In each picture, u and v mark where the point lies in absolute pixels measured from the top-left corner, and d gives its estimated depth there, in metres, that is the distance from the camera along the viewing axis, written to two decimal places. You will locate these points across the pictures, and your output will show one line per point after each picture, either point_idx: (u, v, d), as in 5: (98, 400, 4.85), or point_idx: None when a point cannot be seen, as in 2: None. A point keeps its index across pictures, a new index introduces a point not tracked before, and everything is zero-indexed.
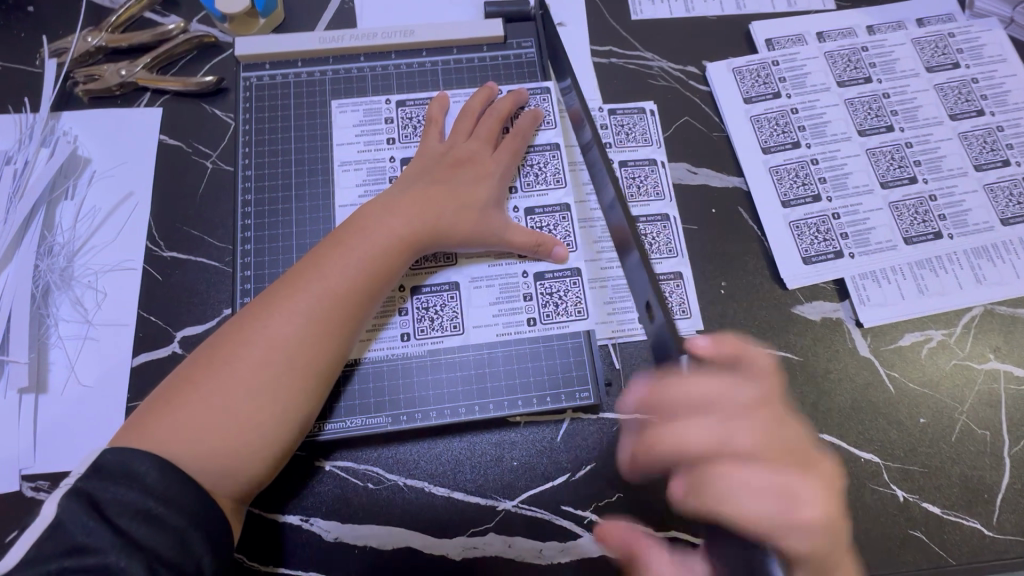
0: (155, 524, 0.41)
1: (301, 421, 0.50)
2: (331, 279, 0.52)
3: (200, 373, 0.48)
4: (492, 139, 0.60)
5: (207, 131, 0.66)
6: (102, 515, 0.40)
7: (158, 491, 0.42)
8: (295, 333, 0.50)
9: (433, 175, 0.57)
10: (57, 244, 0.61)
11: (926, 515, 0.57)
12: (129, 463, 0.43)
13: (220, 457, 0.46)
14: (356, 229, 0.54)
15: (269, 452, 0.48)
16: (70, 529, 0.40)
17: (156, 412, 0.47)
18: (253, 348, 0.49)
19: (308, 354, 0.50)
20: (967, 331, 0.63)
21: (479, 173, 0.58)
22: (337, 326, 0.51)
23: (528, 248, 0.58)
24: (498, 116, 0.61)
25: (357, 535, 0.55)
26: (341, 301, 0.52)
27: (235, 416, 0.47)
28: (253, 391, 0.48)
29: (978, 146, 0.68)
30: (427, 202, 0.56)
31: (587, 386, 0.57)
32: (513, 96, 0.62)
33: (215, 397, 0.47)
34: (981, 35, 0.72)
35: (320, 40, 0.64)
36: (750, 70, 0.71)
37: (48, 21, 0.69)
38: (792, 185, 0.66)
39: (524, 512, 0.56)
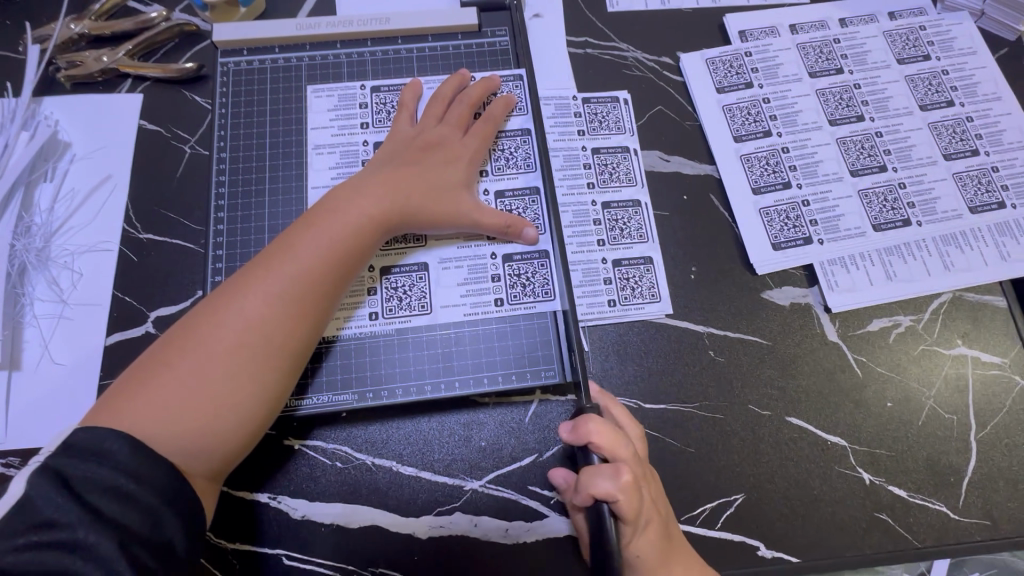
0: (126, 502, 0.41)
1: (275, 400, 0.51)
2: (304, 259, 0.52)
3: (172, 353, 0.48)
4: (463, 124, 0.61)
5: (185, 116, 0.67)
6: (71, 491, 0.40)
7: (129, 469, 0.42)
8: (269, 313, 0.50)
9: (405, 157, 0.58)
10: (35, 224, 0.62)
11: (892, 498, 0.57)
12: (100, 441, 0.42)
13: (194, 437, 0.46)
14: (328, 210, 0.55)
15: (243, 431, 0.49)
16: (36, 504, 0.40)
17: (127, 393, 0.46)
18: (226, 328, 0.49)
19: (282, 334, 0.50)
20: (935, 317, 0.63)
21: (450, 157, 0.59)
22: (311, 306, 0.52)
23: (499, 229, 0.58)
24: (469, 102, 0.62)
25: (325, 513, 0.55)
26: (314, 282, 0.52)
27: (207, 396, 0.47)
28: (226, 371, 0.48)
29: (947, 136, 0.69)
30: (400, 184, 0.56)
31: (553, 365, 0.58)
32: (485, 82, 0.63)
33: (189, 378, 0.47)
34: (951, 28, 0.73)
35: (298, 27, 0.65)
36: (724, 61, 0.72)
37: (32, 9, 0.70)
38: (762, 172, 0.67)
39: (490, 492, 0.56)
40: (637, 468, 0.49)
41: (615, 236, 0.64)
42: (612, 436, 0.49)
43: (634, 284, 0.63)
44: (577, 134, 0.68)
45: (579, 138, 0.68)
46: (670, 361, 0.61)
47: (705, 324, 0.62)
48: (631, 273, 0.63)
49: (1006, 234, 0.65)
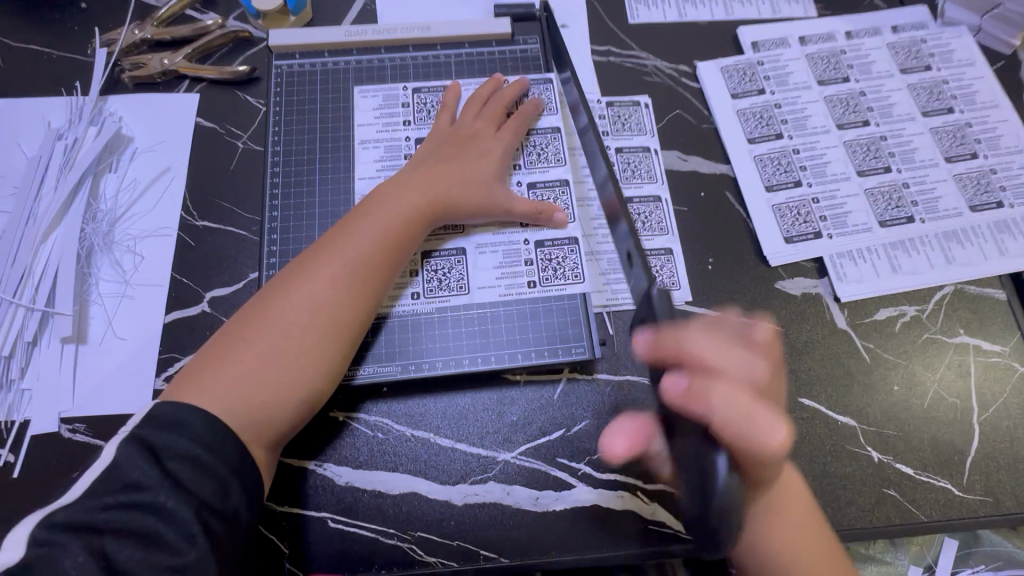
0: (200, 470, 0.45)
1: (335, 376, 0.54)
2: (360, 246, 0.56)
3: (243, 333, 0.52)
4: (496, 122, 0.66)
5: (239, 115, 0.72)
6: (155, 458, 0.44)
7: (203, 440, 0.46)
8: (330, 295, 0.54)
9: (446, 153, 0.63)
10: (101, 211, 0.67)
11: (900, 476, 0.61)
12: (177, 414, 0.47)
13: (265, 409, 0.50)
14: (378, 201, 0.59)
15: (305, 404, 0.52)
16: (123, 468, 0.44)
17: (203, 372, 0.50)
18: (293, 308, 0.53)
19: (343, 314, 0.54)
20: (938, 307, 0.67)
21: (484, 151, 0.64)
22: (368, 288, 0.56)
23: (530, 216, 0.64)
24: (503, 102, 0.67)
25: (367, 480, 0.59)
26: (369, 267, 0.56)
27: (276, 371, 0.51)
28: (293, 349, 0.52)
29: (948, 140, 0.73)
30: (443, 178, 0.61)
31: (583, 343, 0.62)
32: (517, 83, 0.69)
33: (259, 355, 0.51)
34: (951, 41, 0.79)
35: (345, 33, 0.71)
36: (738, 69, 0.77)
37: (99, 16, 0.76)
38: (774, 171, 0.72)
39: (522, 463, 0.60)
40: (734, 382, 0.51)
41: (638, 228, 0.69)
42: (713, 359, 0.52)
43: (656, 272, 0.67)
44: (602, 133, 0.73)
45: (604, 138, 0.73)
46: None
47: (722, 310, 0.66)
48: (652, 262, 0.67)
49: (1004, 231, 0.69)
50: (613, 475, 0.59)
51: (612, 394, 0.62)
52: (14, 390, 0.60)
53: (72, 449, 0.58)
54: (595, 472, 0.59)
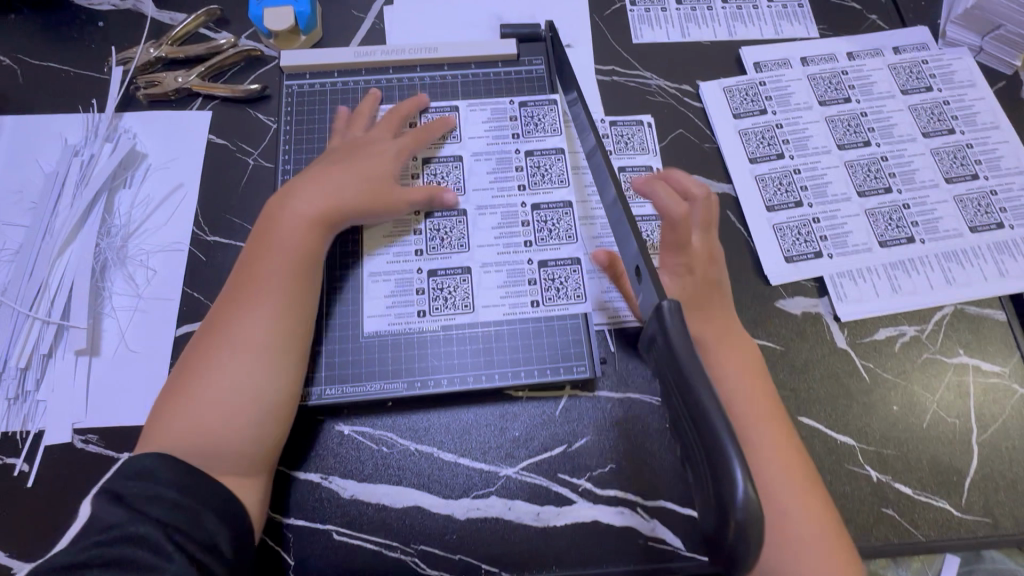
0: (178, 509, 0.47)
1: (287, 388, 0.55)
2: (272, 270, 0.57)
3: (176, 393, 0.53)
4: (390, 133, 0.67)
5: (251, 132, 0.74)
6: (128, 504, 0.46)
7: (177, 483, 0.48)
8: (247, 325, 0.55)
9: (333, 165, 0.63)
10: (115, 226, 0.68)
11: (898, 495, 0.61)
12: (140, 465, 0.48)
13: (209, 442, 0.51)
14: (272, 223, 0.60)
15: (257, 423, 0.53)
16: (102, 516, 0.46)
17: (153, 427, 0.53)
18: (216, 353, 0.54)
19: (268, 335, 0.55)
20: (938, 328, 0.68)
21: (373, 155, 0.65)
22: (286, 305, 0.56)
23: (433, 194, 0.65)
24: (397, 116, 0.69)
25: (370, 493, 0.60)
26: (280, 287, 0.57)
27: (210, 405, 0.52)
28: (222, 381, 0.53)
29: (948, 161, 0.74)
30: (344, 190, 0.61)
31: (584, 361, 0.63)
32: (414, 100, 0.70)
33: (195, 395, 0.52)
34: (952, 62, 0.79)
35: (355, 54, 0.73)
36: (740, 89, 0.78)
37: (116, 35, 0.78)
38: (775, 192, 0.73)
39: (524, 478, 0.61)
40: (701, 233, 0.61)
41: None
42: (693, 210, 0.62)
43: None
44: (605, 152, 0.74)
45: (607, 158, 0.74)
46: None
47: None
48: None
49: (1004, 252, 0.70)
50: (614, 492, 0.60)
51: (614, 410, 0.63)
52: (29, 401, 0.62)
53: (84, 460, 0.60)
54: (596, 488, 0.60)
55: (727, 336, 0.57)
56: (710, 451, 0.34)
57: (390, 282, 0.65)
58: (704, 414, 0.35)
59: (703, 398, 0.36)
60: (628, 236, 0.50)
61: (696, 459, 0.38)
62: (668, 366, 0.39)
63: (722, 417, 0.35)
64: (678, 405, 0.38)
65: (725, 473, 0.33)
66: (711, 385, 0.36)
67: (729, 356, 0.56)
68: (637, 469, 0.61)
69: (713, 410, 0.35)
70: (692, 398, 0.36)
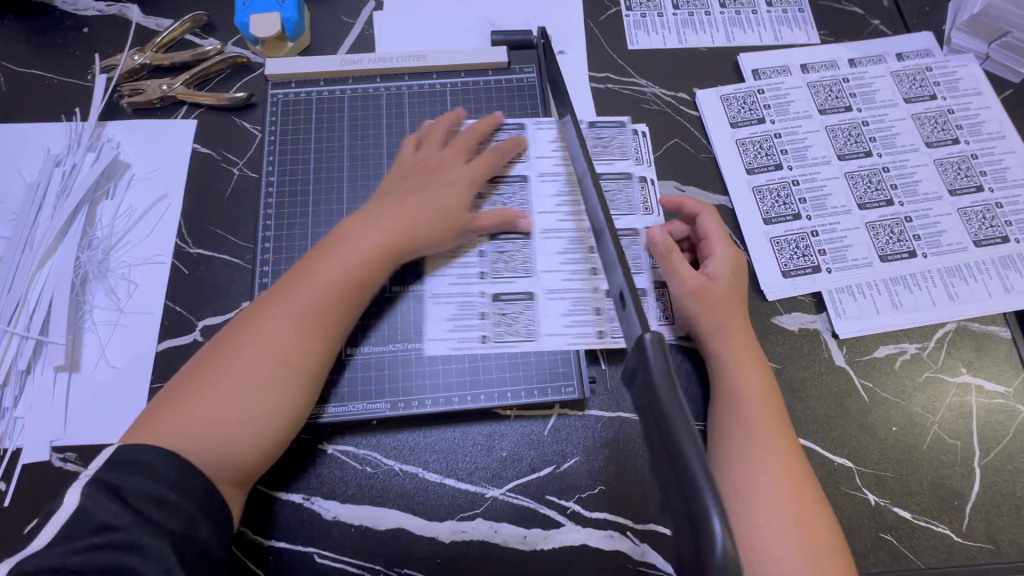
0: (170, 509, 0.45)
1: (297, 413, 0.54)
2: (317, 286, 0.56)
3: (195, 380, 0.52)
4: (462, 151, 0.66)
5: (236, 141, 0.73)
6: (121, 499, 0.44)
7: (169, 481, 0.46)
8: (287, 339, 0.53)
9: (411, 186, 0.62)
10: (97, 238, 0.67)
11: (896, 520, 0.60)
12: (140, 455, 0.46)
13: (221, 450, 0.50)
14: (341, 240, 0.59)
15: (264, 443, 0.52)
16: (90, 513, 0.44)
17: (159, 413, 0.50)
18: (247, 356, 0.52)
19: (299, 356, 0.54)
20: (940, 345, 0.66)
21: (449, 179, 0.63)
22: (325, 331, 0.55)
23: (499, 223, 0.64)
24: (473, 133, 0.67)
25: (354, 514, 0.58)
26: (324, 306, 0.55)
27: (228, 413, 0.51)
28: (247, 391, 0.51)
29: (952, 172, 0.72)
30: (406, 211, 0.61)
31: (572, 382, 0.62)
32: (489, 118, 0.68)
33: (213, 395, 0.51)
34: (957, 69, 0.77)
35: (342, 62, 0.72)
36: (737, 98, 0.76)
37: (100, 41, 0.76)
38: (773, 204, 0.71)
39: (511, 500, 0.59)
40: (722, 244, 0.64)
41: None
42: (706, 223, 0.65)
43: None
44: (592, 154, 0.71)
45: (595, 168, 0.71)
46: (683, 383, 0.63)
47: (687, 344, 0.65)
48: None
49: (1009, 268, 0.68)
50: (604, 514, 0.59)
51: (604, 430, 0.61)
52: (7, 418, 0.60)
53: (62, 478, 0.58)
54: (585, 510, 0.59)
55: (739, 351, 0.59)
56: (689, 499, 0.33)
57: (452, 306, 0.64)
58: (683, 460, 0.34)
59: (683, 442, 0.34)
60: (614, 263, 0.49)
61: (674, 505, 0.36)
62: (646, 402, 0.38)
63: (703, 465, 0.33)
64: (656, 445, 0.37)
65: (703, 523, 0.32)
66: (694, 429, 0.34)
67: (745, 366, 0.58)
68: (628, 491, 0.59)
69: (694, 457, 0.33)
70: (671, 440, 0.35)
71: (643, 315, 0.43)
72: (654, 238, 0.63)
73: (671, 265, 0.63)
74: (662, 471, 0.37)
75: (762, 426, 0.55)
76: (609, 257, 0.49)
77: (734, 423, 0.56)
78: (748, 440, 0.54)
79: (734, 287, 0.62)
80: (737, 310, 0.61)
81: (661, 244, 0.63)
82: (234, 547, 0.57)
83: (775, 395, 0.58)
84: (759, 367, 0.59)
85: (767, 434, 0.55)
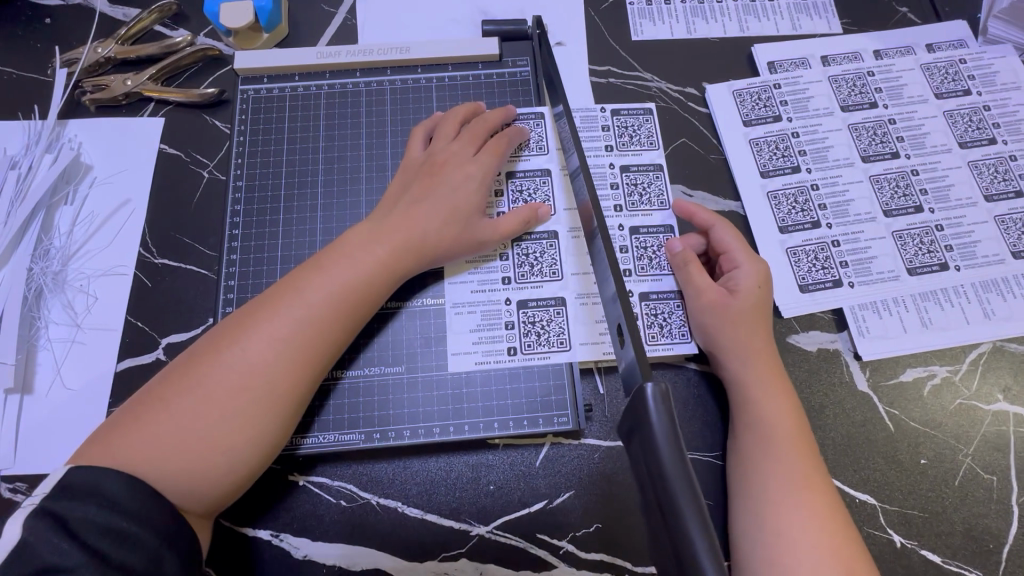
0: (127, 544, 0.38)
1: (280, 440, 0.47)
2: (317, 298, 0.49)
3: (165, 392, 0.45)
4: (476, 144, 0.60)
5: (206, 141, 0.67)
6: (71, 534, 0.37)
7: (128, 510, 0.39)
8: (275, 358, 0.46)
9: (420, 187, 0.57)
10: (54, 247, 0.62)
11: (925, 564, 0.54)
12: (98, 481, 0.40)
13: (193, 480, 0.43)
14: (347, 247, 0.52)
15: (242, 471, 0.45)
16: (35, 550, 0.36)
17: (124, 426, 0.43)
18: (229, 371, 0.45)
19: (287, 378, 0.47)
20: (974, 368, 0.59)
21: (461, 179, 0.57)
22: (319, 352, 0.48)
23: (522, 226, 0.58)
24: (487, 124, 0.61)
25: (327, 553, 0.53)
26: (325, 324, 0.49)
27: (205, 437, 0.43)
28: (227, 415, 0.44)
29: (988, 175, 0.65)
30: (418, 216, 0.55)
31: (566, 411, 0.56)
32: (502, 110, 0.62)
33: (187, 414, 0.44)
34: (994, 62, 0.70)
35: (319, 55, 0.66)
36: (751, 93, 0.70)
37: (63, 32, 0.71)
38: (790, 211, 0.65)
39: (499, 539, 0.53)
40: (745, 258, 0.57)
41: (644, 265, 0.61)
42: (727, 236, 0.59)
43: (663, 321, 0.59)
44: (607, 147, 0.66)
45: (606, 154, 0.66)
46: (691, 409, 0.57)
47: (705, 367, 0.59)
48: (659, 308, 0.60)
49: None
50: (600, 556, 0.53)
51: (602, 461, 0.56)
52: None
53: (9, 511, 0.54)
54: (579, 551, 0.53)
55: (763, 374, 0.53)
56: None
57: (476, 315, 0.59)
58: (687, 543, 0.28)
59: (687, 521, 0.28)
60: (605, 269, 0.42)
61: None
62: (645, 466, 0.32)
63: (711, 550, 0.28)
64: (656, 518, 0.31)
65: None
66: (701, 507, 0.29)
67: (772, 390, 0.53)
68: (627, 530, 0.54)
69: (699, 541, 0.28)
70: (673, 515, 0.29)
71: (640, 341, 0.36)
72: (671, 249, 0.59)
73: (690, 278, 0.58)
74: (663, 550, 0.32)
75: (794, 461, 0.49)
76: (601, 266, 0.43)
77: (763, 457, 0.50)
78: (783, 478, 0.49)
79: (761, 303, 0.56)
80: (761, 329, 0.55)
81: (678, 256, 0.59)
82: None
83: (803, 421, 0.52)
84: (786, 390, 0.53)
85: (801, 469, 0.49)
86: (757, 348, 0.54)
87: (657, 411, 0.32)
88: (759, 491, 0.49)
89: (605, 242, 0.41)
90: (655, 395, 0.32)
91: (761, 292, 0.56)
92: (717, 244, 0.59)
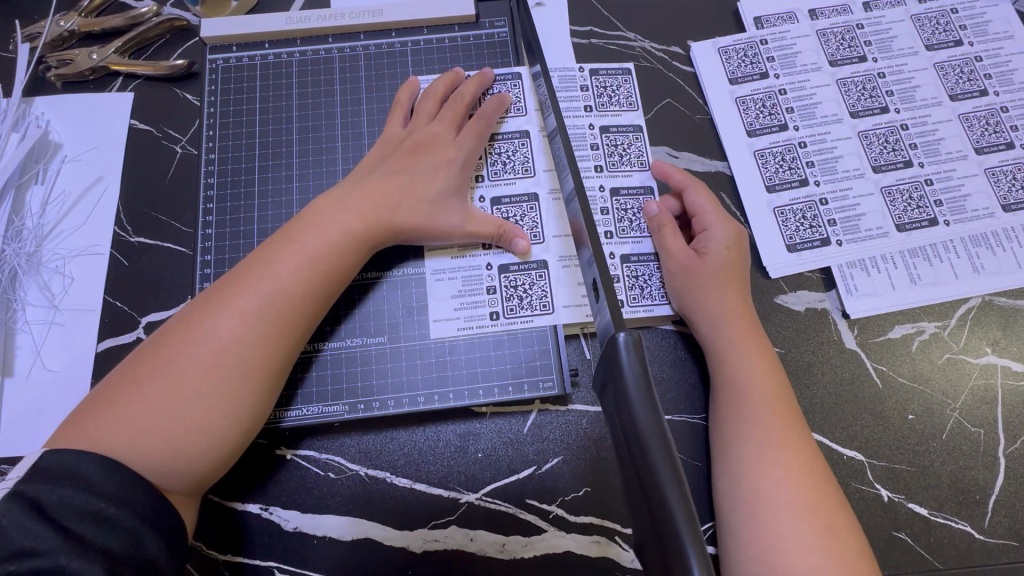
0: (107, 526, 0.38)
1: (258, 416, 0.47)
2: (285, 273, 0.48)
3: (137, 372, 0.44)
4: (456, 122, 0.58)
5: (177, 115, 0.65)
6: (47, 518, 0.37)
7: (108, 492, 0.39)
8: (246, 334, 0.46)
9: (397, 162, 0.55)
10: (26, 228, 0.60)
11: (912, 516, 0.54)
12: (74, 464, 0.39)
13: (171, 460, 0.42)
14: (312, 221, 0.51)
15: (223, 448, 0.45)
16: (11, 534, 0.36)
17: (96, 411, 0.42)
18: (200, 348, 0.44)
19: (262, 353, 0.46)
20: (962, 324, 0.59)
21: (441, 159, 0.56)
22: (291, 326, 0.48)
23: (491, 236, 0.56)
24: (465, 98, 0.59)
25: (317, 525, 0.53)
26: (295, 299, 0.48)
27: (180, 418, 0.43)
28: (202, 393, 0.44)
29: (979, 128, 0.64)
30: (391, 193, 0.53)
31: (552, 376, 0.56)
32: (478, 77, 0.61)
33: (160, 394, 0.43)
34: (985, 11, 0.68)
35: (288, 21, 0.64)
36: (737, 50, 0.68)
37: (23, 6, 0.68)
38: (777, 169, 0.63)
39: (488, 505, 0.53)
40: (718, 220, 0.57)
41: (625, 227, 0.60)
42: (697, 197, 0.58)
43: (644, 282, 0.58)
44: (586, 108, 0.64)
45: (585, 114, 0.64)
46: (677, 371, 0.57)
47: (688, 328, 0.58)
48: (641, 270, 0.59)
49: None
50: (590, 518, 0.53)
51: (589, 426, 0.55)
52: None
53: None
54: (569, 515, 0.53)
55: (741, 334, 0.53)
56: (666, 545, 0.27)
57: (457, 281, 0.58)
58: (660, 494, 0.28)
59: (660, 475, 0.28)
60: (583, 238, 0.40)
61: (650, 543, 0.30)
62: (619, 422, 0.32)
63: (684, 500, 0.27)
64: (630, 473, 0.31)
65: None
66: (674, 460, 0.28)
67: (749, 349, 0.52)
68: (616, 491, 0.54)
69: (672, 492, 0.27)
70: (644, 469, 0.29)
71: (614, 297, 0.35)
72: (649, 212, 0.59)
73: (662, 241, 0.57)
74: (637, 503, 0.31)
75: (774, 419, 0.49)
76: (579, 230, 0.41)
77: (740, 418, 0.50)
78: (760, 437, 0.48)
79: (736, 263, 0.55)
80: (738, 289, 0.55)
81: (655, 219, 0.58)
82: (188, 563, 0.51)
83: (781, 377, 0.52)
84: (763, 349, 0.52)
85: (779, 429, 0.49)
86: (734, 308, 0.53)
87: (630, 359, 0.32)
88: (738, 452, 0.49)
89: (580, 203, 0.40)
90: (631, 342, 0.32)
91: (735, 253, 0.56)
92: (689, 205, 0.59)
